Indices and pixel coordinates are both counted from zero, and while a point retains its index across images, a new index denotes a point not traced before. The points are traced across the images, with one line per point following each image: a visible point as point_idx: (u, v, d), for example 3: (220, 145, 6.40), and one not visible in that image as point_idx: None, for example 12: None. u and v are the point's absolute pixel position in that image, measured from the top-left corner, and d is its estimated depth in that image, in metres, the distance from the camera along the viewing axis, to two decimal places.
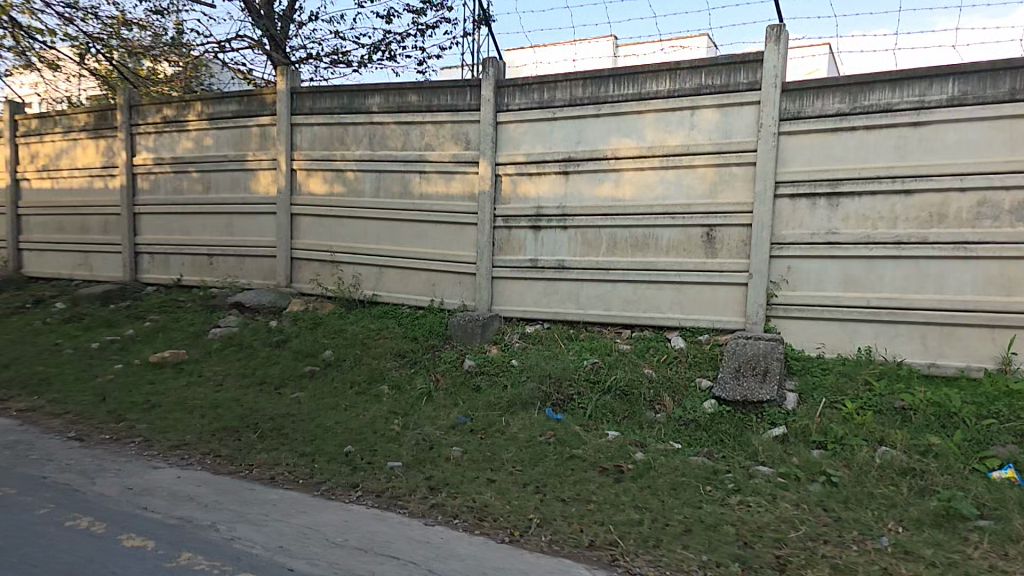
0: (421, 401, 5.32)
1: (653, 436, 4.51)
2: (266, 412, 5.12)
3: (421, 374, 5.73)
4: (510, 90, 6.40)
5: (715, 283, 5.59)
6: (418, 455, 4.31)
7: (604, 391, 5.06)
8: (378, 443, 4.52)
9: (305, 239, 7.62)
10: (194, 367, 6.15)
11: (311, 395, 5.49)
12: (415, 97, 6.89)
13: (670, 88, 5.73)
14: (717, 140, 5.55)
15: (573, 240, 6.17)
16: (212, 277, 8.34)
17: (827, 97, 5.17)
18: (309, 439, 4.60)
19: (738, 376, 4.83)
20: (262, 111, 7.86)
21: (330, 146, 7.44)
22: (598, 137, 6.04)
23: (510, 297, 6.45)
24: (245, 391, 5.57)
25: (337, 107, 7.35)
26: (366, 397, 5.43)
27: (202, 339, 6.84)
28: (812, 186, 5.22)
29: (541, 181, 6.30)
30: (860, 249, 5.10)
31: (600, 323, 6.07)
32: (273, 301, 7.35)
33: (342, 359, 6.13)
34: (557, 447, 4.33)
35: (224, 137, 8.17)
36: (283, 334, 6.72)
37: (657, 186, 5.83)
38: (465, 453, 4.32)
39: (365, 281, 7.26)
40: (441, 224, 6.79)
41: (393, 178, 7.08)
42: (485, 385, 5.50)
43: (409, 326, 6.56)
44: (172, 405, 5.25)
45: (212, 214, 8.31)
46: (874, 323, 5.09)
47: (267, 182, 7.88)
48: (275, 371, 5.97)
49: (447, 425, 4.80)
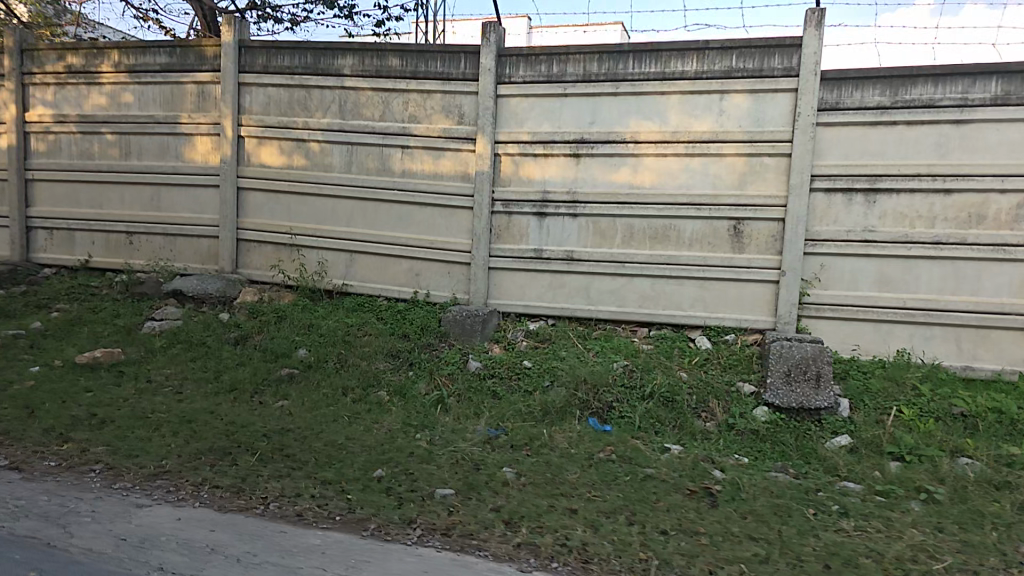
0: (435, 411, 4.65)
1: (716, 449, 4.12)
2: (254, 426, 4.25)
3: (425, 379, 5.04)
4: (513, 59, 5.75)
5: (743, 281, 5.30)
6: (467, 481, 3.68)
7: (644, 398, 4.62)
8: (412, 467, 3.82)
9: (254, 218, 6.58)
10: (138, 370, 5.09)
11: (301, 404, 4.67)
12: (397, 61, 6.09)
13: (697, 69, 5.34)
14: (749, 128, 5.26)
15: (584, 229, 5.68)
16: (133, 259, 7.06)
17: (868, 89, 4.99)
18: (325, 462, 3.83)
19: (790, 381, 4.53)
20: (201, 65, 6.70)
21: (289, 111, 6.45)
22: (615, 118, 5.57)
23: (509, 290, 5.87)
24: (216, 400, 4.63)
25: (298, 66, 6.36)
26: (368, 407, 4.68)
27: (136, 335, 5.72)
28: (850, 181, 5.04)
29: (548, 164, 5.75)
30: (899, 247, 4.97)
31: (613, 320, 5.63)
32: (221, 289, 6.29)
33: (323, 359, 5.30)
34: (624, 465, 3.83)
35: (149, 94, 6.93)
36: (241, 329, 5.75)
37: (680, 174, 5.45)
38: (522, 476, 3.73)
39: (332, 268, 6.37)
40: (427, 207, 6.06)
41: (369, 151, 6.23)
42: (503, 390, 4.91)
43: (394, 322, 5.82)
44: (129, 419, 4.26)
45: (132, 185, 7.03)
46: (909, 325, 4.97)
47: (205, 150, 6.74)
48: (244, 374, 5.04)
49: (482, 441, 4.18)
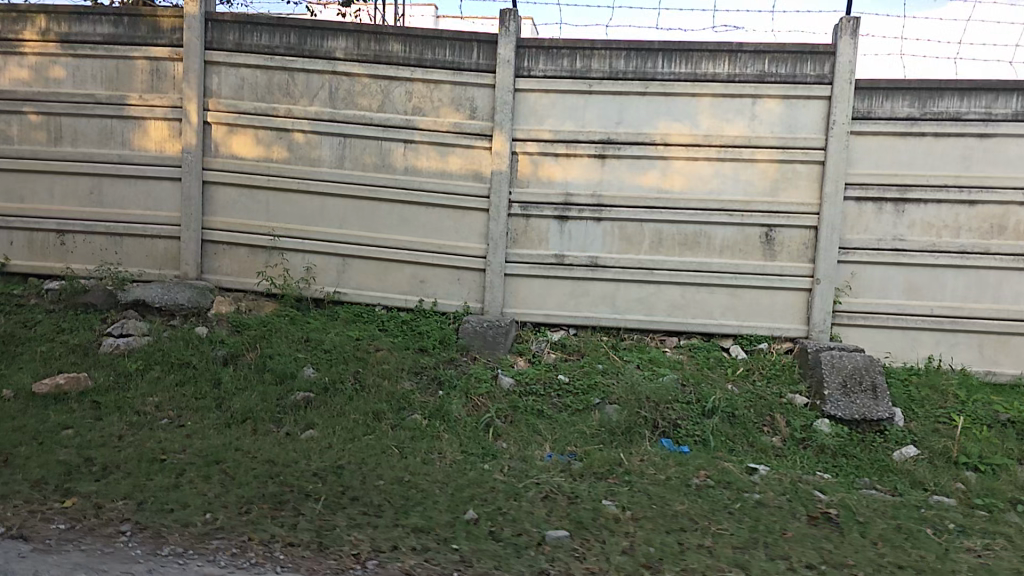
0: (488, 437, 4.21)
1: (798, 467, 3.98)
2: (296, 463, 3.64)
3: (461, 400, 4.59)
4: (533, 51, 5.38)
5: (774, 288, 5.23)
6: (573, 518, 3.30)
7: (706, 414, 4.41)
8: (504, 506, 3.38)
9: (225, 216, 5.79)
10: (117, 398, 4.27)
11: (335, 434, 4.08)
12: (400, 47, 5.52)
13: (730, 72, 5.20)
14: (781, 135, 5.18)
15: (609, 234, 5.42)
16: (65, 262, 6.01)
17: (897, 100, 5.06)
18: (405, 505, 3.33)
19: (848, 393, 4.49)
20: (155, 39, 5.81)
21: (267, 96, 5.71)
22: (644, 119, 5.32)
23: (528, 298, 5.52)
24: (232, 434, 3.95)
25: (280, 46, 5.63)
26: (412, 434, 4.17)
27: (97, 355, 4.82)
28: (881, 191, 5.07)
29: (570, 165, 5.43)
30: (926, 256, 5.06)
31: (640, 329, 5.41)
32: (193, 300, 5.42)
33: (336, 379, 4.69)
34: (728, 491, 3.58)
35: (86, 68, 5.92)
36: (228, 345, 4.99)
37: (711, 179, 5.29)
38: (629, 509, 3.39)
39: (321, 274, 5.71)
40: (435, 208, 5.58)
41: (366, 146, 5.63)
42: (550, 409, 4.55)
43: (405, 334, 5.29)
44: (139, 462, 3.51)
45: (65, 174, 5.98)
46: (936, 332, 5.09)
47: (160, 137, 5.84)
48: (252, 400, 4.35)
49: (560, 469, 3.81)
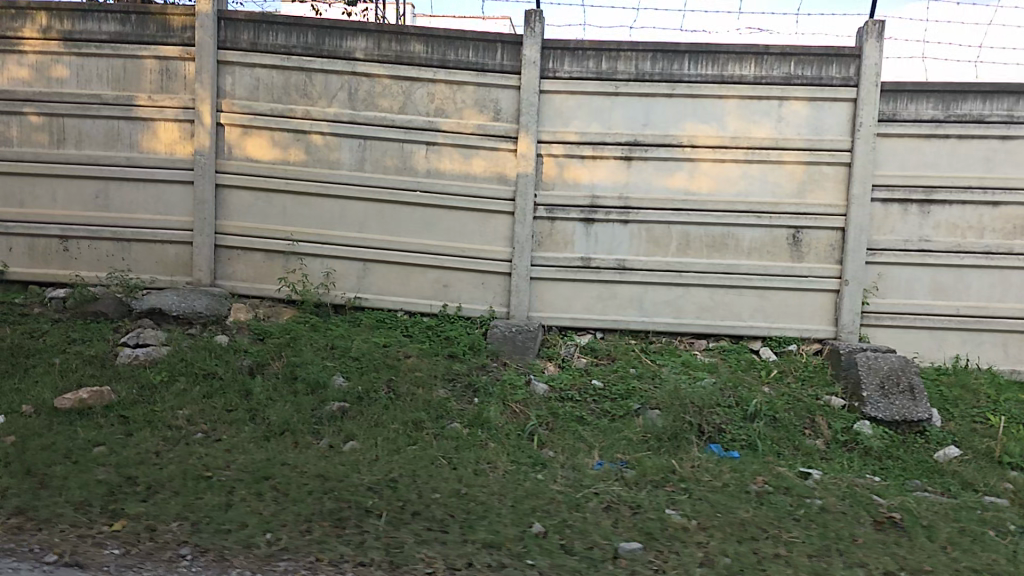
0: (533, 445, 4.13)
1: (847, 470, 3.98)
2: (348, 477, 3.51)
3: (498, 407, 4.50)
4: (557, 52, 5.30)
5: (803, 290, 5.23)
6: (642, 529, 3.24)
7: (749, 418, 4.38)
8: (569, 518, 3.31)
9: (239, 221, 5.62)
10: (146, 412, 4.09)
11: (378, 446, 3.96)
12: (422, 48, 5.42)
13: (757, 74, 5.17)
14: (808, 136, 5.18)
15: (636, 237, 5.35)
16: (69, 269, 5.80)
17: (922, 102, 5.07)
18: (468, 519, 3.23)
19: (886, 394, 4.50)
20: (165, 38, 5.64)
21: (283, 97, 5.56)
22: (670, 121, 5.28)
23: (554, 301, 5.44)
24: (274, 447, 3.81)
25: (297, 46, 5.50)
26: (456, 443, 4.07)
27: (116, 366, 4.63)
28: (907, 192, 5.09)
29: (596, 167, 5.36)
30: (952, 257, 5.11)
31: (668, 332, 5.37)
32: (211, 307, 5.25)
33: (369, 388, 4.56)
34: (788, 497, 3.56)
35: (91, 68, 5.72)
36: (253, 354, 4.83)
37: (738, 181, 5.27)
38: (695, 518, 3.34)
39: (341, 280, 5.57)
40: (458, 211, 5.48)
41: (386, 148, 5.52)
42: (590, 416, 4.48)
43: (432, 340, 5.18)
44: (184, 480, 3.36)
45: (68, 177, 5.77)
46: (962, 332, 5.15)
47: (170, 139, 5.67)
48: (286, 411, 4.21)
49: (614, 478, 3.75)
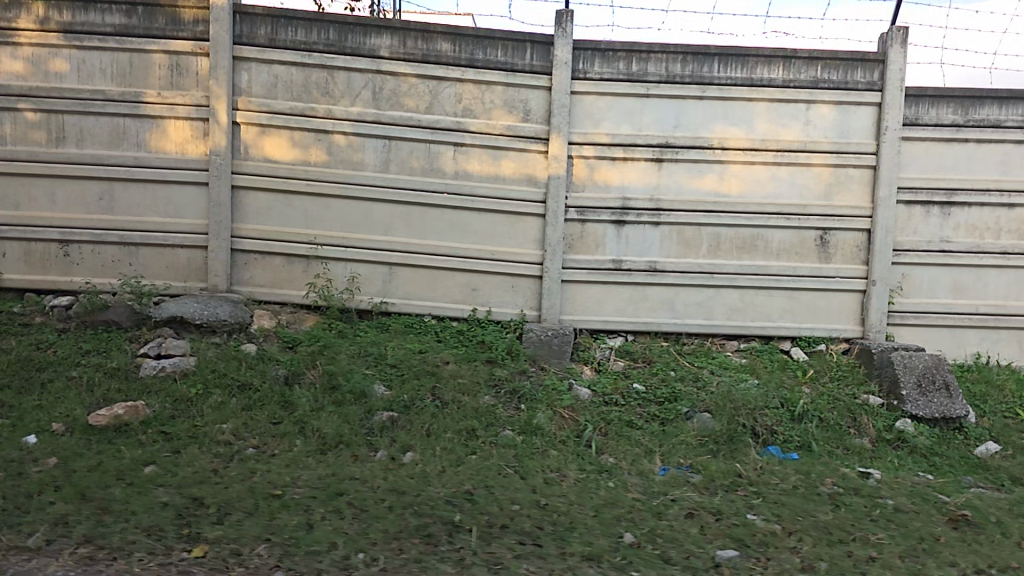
0: (592, 451, 4.07)
1: (902, 468, 4.06)
2: (423, 491, 3.40)
3: (547, 412, 4.44)
4: (588, 53, 5.25)
5: (830, 291, 5.33)
6: (731, 536, 3.22)
7: (797, 420, 4.43)
8: (656, 527, 3.26)
9: (257, 223, 5.40)
10: (188, 427, 3.88)
11: (438, 457, 3.84)
12: (449, 46, 5.30)
13: (785, 78, 5.24)
14: (835, 140, 5.27)
15: (667, 238, 5.35)
16: (70, 275, 5.46)
17: (943, 107, 5.23)
18: (557, 532, 3.16)
19: (925, 392, 4.62)
20: (175, 31, 5.36)
21: (303, 95, 5.36)
22: (701, 123, 5.29)
23: (584, 304, 5.40)
24: (333, 462, 3.66)
25: (318, 42, 5.31)
26: (515, 451, 3.99)
27: (142, 379, 4.37)
28: (930, 195, 5.24)
29: (626, 168, 5.33)
30: (972, 258, 5.28)
31: (699, 333, 5.40)
32: (234, 314, 5.01)
33: (414, 396, 4.43)
34: (860, 498, 3.61)
35: (94, 62, 5.40)
36: (286, 363, 4.64)
37: (768, 183, 5.32)
38: (778, 523, 3.35)
39: (366, 284, 5.43)
40: (487, 213, 5.39)
41: (412, 149, 5.38)
42: (639, 420, 4.45)
43: (467, 346, 5.07)
44: (254, 499, 3.19)
45: (69, 178, 5.44)
46: (981, 330, 5.33)
47: (182, 138, 5.41)
48: (336, 424, 4.05)
49: (684, 483, 3.72)
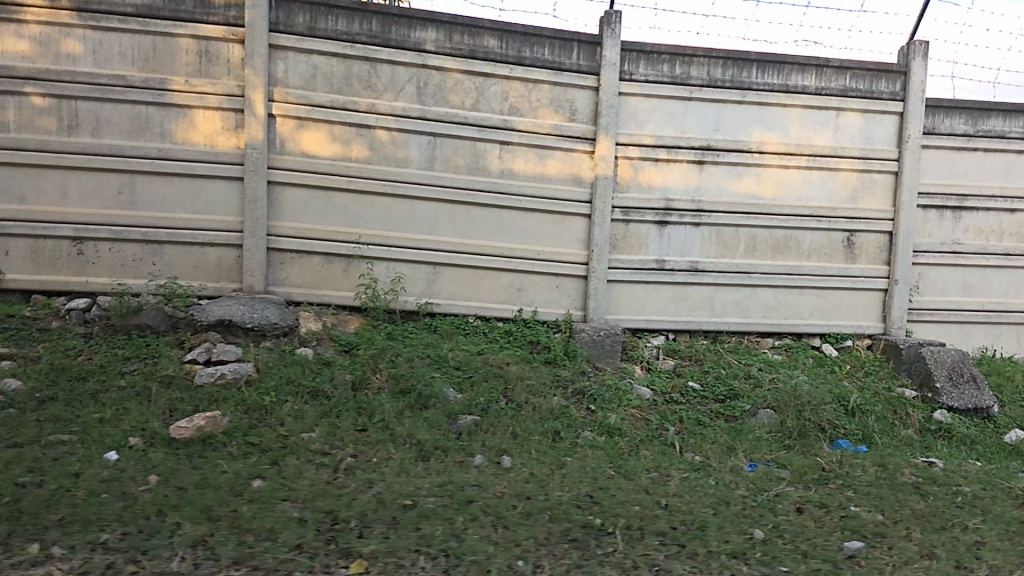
0: (675, 450, 4.14)
1: (954, 456, 4.36)
2: (547, 495, 3.40)
3: (620, 412, 4.51)
4: (633, 55, 5.33)
5: (856, 289, 5.67)
6: (848, 528, 3.35)
7: (850, 413, 4.70)
8: (777, 522, 3.37)
9: (294, 221, 5.16)
10: (276, 438, 3.69)
11: (537, 460, 3.83)
12: (496, 43, 5.22)
13: (817, 85, 5.52)
14: (861, 145, 5.61)
15: (707, 239, 5.53)
16: (85, 276, 5.03)
17: (956, 117, 5.70)
18: (691, 531, 3.21)
19: (956, 385, 5.01)
20: (206, 15, 4.99)
21: (344, 88, 5.14)
22: (740, 127, 5.50)
23: (628, 303, 5.49)
24: (440, 469, 3.58)
25: (360, 34, 5.09)
26: (605, 453, 4.02)
27: (202, 387, 4.11)
28: (944, 200, 5.70)
29: (669, 170, 5.46)
30: (981, 258, 5.80)
31: (737, 331, 5.60)
32: (280, 317, 4.78)
33: (490, 399, 4.40)
34: (939, 487, 3.85)
35: (112, 43, 4.95)
36: (349, 367, 4.49)
37: (800, 187, 5.60)
38: (880, 513, 3.53)
39: (410, 284, 5.30)
40: (533, 213, 5.37)
41: (457, 146, 5.28)
42: (706, 417, 4.57)
43: (521, 348, 5.05)
44: (388, 511, 3.10)
45: (83, 169, 4.98)
46: (986, 325, 5.86)
47: (211, 130, 5.06)
48: (425, 430, 3.96)
49: (776, 479, 3.84)
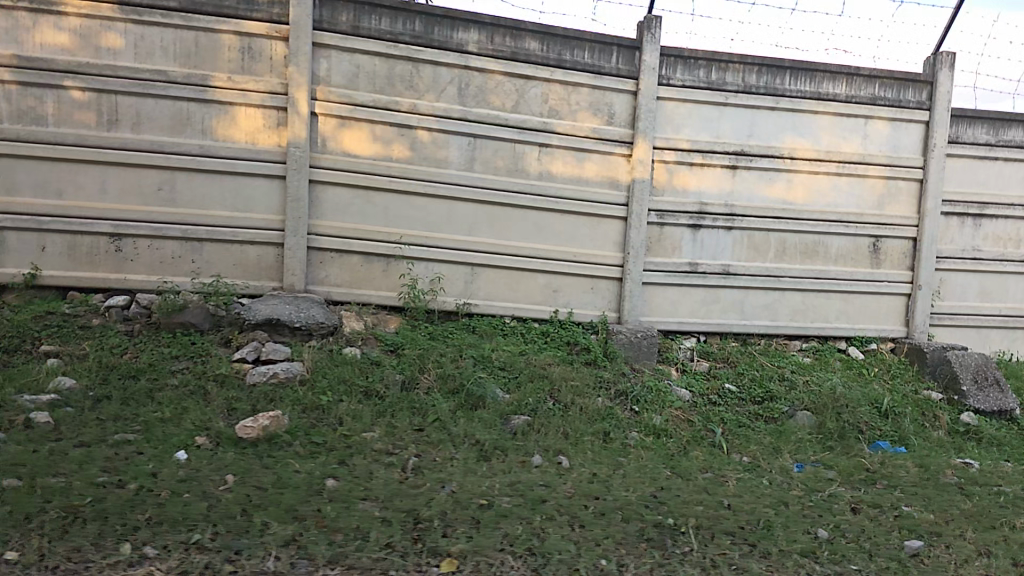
0: (723, 451, 4.23)
1: (987, 457, 4.51)
2: (614, 495, 3.47)
3: (664, 412, 4.59)
4: (671, 60, 5.41)
5: (881, 293, 5.82)
6: (905, 527, 3.46)
7: (884, 415, 4.83)
8: (837, 522, 3.47)
9: (335, 220, 5.16)
10: (339, 438, 3.72)
11: (595, 460, 3.90)
12: (537, 45, 5.27)
13: (848, 93, 5.65)
14: (888, 153, 5.75)
15: (738, 243, 5.64)
16: (124, 273, 4.99)
17: (978, 127, 5.87)
18: (758, 530, 3.31)
19: (981, 388, 5.18)
20: (250, 12, 4.96)
21: (386, 88, 5.15)
22: (772, 133, 5.61)
23: (661, 306, 5.58)
24: (505, 469, 3.64)
25: (404, 33, 5.10)
26: (657, 453, 4.11)
27: (257, 387, 4.11)
28: (966, 207, 5.88)
29: (703, 174, 5.55)
30: (999, 264, 5.98)
31: (766, 334, 5.72)
32: (323, 316, 4.80)
33: (539, 399, 4.46)
34: (981, 487, 3.99)
35: (154, 38, 4.89)
36: (399, 367, 4.52)
37: (829, 193, 5.73)
38: (931, 512, 3.65)
39: (448, 284, 5.34)
40: (570, 215, 5.43)
41: (497, 148, 5.32)
42: (746, 419, 4.67)
43: (561, 349, 5.12)
44: (467, 511, 3.14)
45: (122, 165, 4.92)
46: (1003, 329, 6.05)
47: (252, 128, 5.03)
48: (482, 430, 4.01)
49: (825, 479, 3.95)
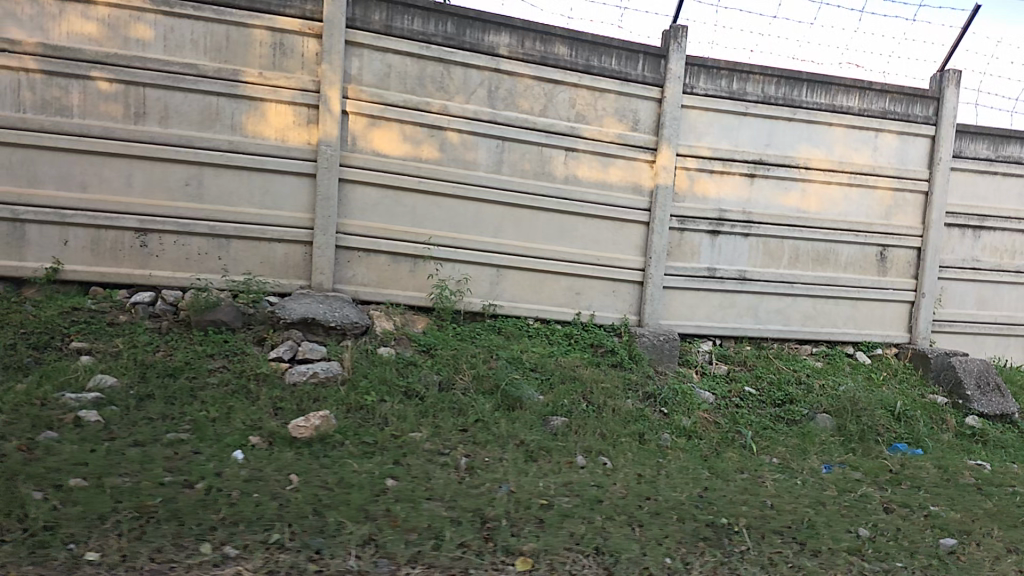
0: (754, 452, 4.37)
1: (996, 458, 4.74)
2: (664, 495, 3.57)
3: (692, 414, 4.72)
4: (694, 69, 5.54)
5: (887, 300, 6.04)
6: (938, 526, 3.64)
7: (898, 418, 5.03)
8: (874, 521, 3.62)
9: (364, 219, 5.17)
10: (390, 438, 3.75)
11: (636, 461, 4.00)
12: (566, 51, 5.35)
13: (860, 106, 5.84)
14: (896, 166, 5.97)
15: (754, 249, 5.79)
16: (149, 269, 4.92)
17: (980, 143, 6.13)
18: (804, 529, 3.44)
19: (984, 393, 5.41)
20: (283, 8, 4.94)
21: (417, 88, 5.18)
22: (788, 143, 5.78)
23: (679, 309, 5.71)
24: (555, 470, 3.71)
25: (437, 35, 5.13)
26: (693, 454, 4.23)
27: (300, 386, 4.11)
28: (967, 219, 6.13)
29: (723, 181, 5.69)
30: (996, 274, 6.26)
31: (778, 338, 5.89)
32: (353, 315, 4.81)
33: (573, 400, 4.54)
34: (998, 487, 4.20)
35: (184, 30, 4.84)
36: (435, 368, 4.56)
37: (841, 202, 5.92)
38: (957, 511, 3.84)
39: (474, 285, 5.39)
40: (594, 219, 5.53)
41: (525, 151, 5.38)
42: (770, 421, 4.83)
43: (587, 351, 5.21)
44: (530, 511, 3.21)
45: (150, 159, 4.86)
46: (997, 336, 6.32)
47: (283, 125, 5.01)
48: (526, 431, 4.08)
49: (854, 480, 4.12)
